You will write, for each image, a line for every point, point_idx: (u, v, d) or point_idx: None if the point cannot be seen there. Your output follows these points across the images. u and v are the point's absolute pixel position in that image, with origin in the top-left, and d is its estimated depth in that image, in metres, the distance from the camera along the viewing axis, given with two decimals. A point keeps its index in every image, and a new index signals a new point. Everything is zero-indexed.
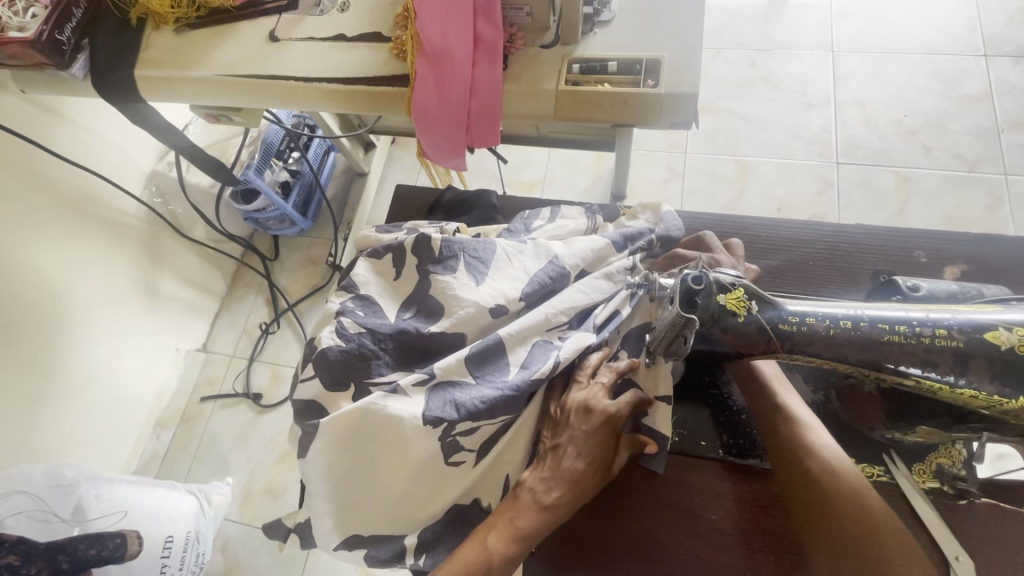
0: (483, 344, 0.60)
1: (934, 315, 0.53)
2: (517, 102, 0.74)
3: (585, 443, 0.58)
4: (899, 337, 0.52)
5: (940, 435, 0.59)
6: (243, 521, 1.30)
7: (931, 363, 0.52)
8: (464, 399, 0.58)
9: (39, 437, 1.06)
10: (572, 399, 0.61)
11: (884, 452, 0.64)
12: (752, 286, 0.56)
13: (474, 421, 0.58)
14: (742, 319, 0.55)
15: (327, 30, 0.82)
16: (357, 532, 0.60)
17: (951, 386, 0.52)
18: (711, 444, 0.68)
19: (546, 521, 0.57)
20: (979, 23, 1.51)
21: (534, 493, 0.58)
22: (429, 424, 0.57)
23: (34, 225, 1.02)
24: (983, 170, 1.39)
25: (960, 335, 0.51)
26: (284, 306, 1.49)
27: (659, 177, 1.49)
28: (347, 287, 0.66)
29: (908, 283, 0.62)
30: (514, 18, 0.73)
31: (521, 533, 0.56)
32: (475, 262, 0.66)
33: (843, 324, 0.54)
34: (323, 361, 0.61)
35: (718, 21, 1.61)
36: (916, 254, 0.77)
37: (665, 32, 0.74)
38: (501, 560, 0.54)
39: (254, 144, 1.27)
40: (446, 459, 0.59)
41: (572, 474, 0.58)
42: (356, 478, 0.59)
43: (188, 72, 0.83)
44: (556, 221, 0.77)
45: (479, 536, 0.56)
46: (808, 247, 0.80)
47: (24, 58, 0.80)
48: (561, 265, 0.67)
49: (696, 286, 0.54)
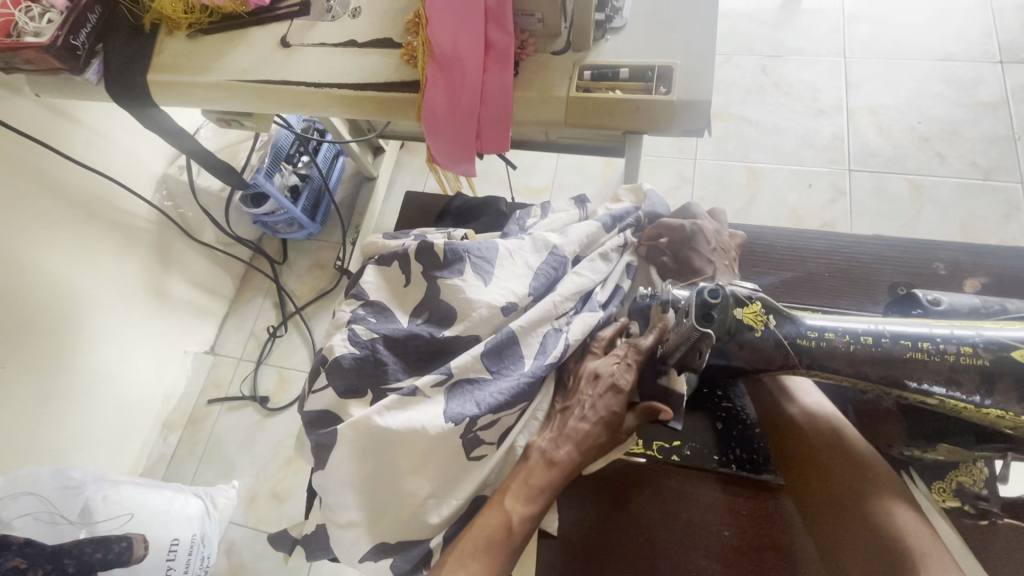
0: (496, 337, 0.60)
1: (959, 332, 0.52)
2: (529, 108, 0.73)
3: (594, 407, 0.58)
4: (922, 354, 0.51)
5: (960, 453, 0.58)
6: (248, 525, 1.30)
7: (955, 382, 0.51)
8: (485, 396, 0.57)
9: (48, 438, 1.07)
10: (585, 367, 0.61)
11: (903, 470, 0.62)
12: (770, 299, 0.54)
13: (494, 414, 0.57)
14: (759, 334, 0.53)
15: (338, 36, 0.82)
16: (380, 542, 0.57)
17: (976, 406, 0.51)
18: (724, 458, 0.67)
19: (557, 478, 0.55)
20: (994, 29, 1.50)
21: (544, 453, 0.56)
22: (452, 423, 0.56)
23: (46, 227, 1.03)
24: (998, 178, 1.37)
25: (986, 353, 0.50)
26: (292, 310, 1.50)
27: (668, 184, 1.48)
28: (356, 295, 0.65)
29: (928, 296, 0.60)
30: (524, 24, 0.72)
31: (534, 490, 0.54)
32: (480, 263, 0.64)
33: (863, 340, 0.53)
34: (336, 369, 0.60)
35: (728, 28, 1.61)
36: (937, 266, 0.76)
37: (677, 40, 0.73)
38: (520, 522, 0.53)
39: (264, 148, 1.28)
40: (467, 454, 0.57)
41: (578, 432, 0.57)
42: (374, 487, 0.57)
43: (200, 77, 0.83)
44: (549, 216, 0.74)
45: (494, 501, 0.55)
46: (822, 257, 0.79)
47: (39, 63, 0.81)
48: (563, 254, 0.66)
49: (711, 299, 0.52)
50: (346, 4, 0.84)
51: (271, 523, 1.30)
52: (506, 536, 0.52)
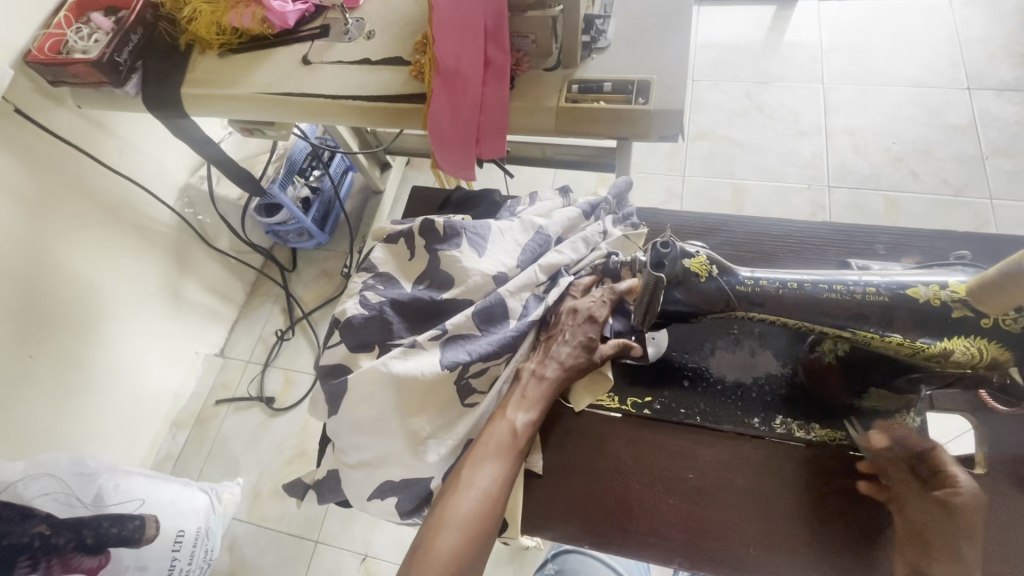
0: (487, 302, 0.66)
1: (867, 277, 0.58)
2: (523, 118, 0.82)
3: (575, 334, 0.64)
4: (836, 295, 0.57)
5: (891, 399, 0.64)
6: (251, 521, 1.35)
7: (862, 316, 0.57)
8: (475, 346, 0.64)
9: (64, 430, 1.12)
10: (564, 305, 0.68)
11: (845, 420, 0.66)
12: (712, 253, 0.61)
13: (484, 362, 0.64)
14: (704, 280, 0.60)
15: (354, 55, 0.92)
16: (385, 482, 0.62)
17: (880, 335, 0.57)
18: (689, 412, 0.69)
19: (550, 391, 0.62)
20: (962, 59, 1.61)
21: (534, 372, 0.63)
22: (447, 369, 0.62)
23: (77, 229, 1.10)
24: (969, 195, 1.45)
25: (887, 291, 0.56)
26: (299, 315, 1.57)
27: (658, 198, 1.57)
28: (367, 268, 0.72)
29: (859, 263, 0.64)
30: (519, 45, 0.81)
31: (531, 401, 0.61)
32: (476, 238, 0.71)
33: (790, 285, 0.59)
34: (348, 327, 0.66)
35: (715, 56, 1.73)
36: (875, 246, 0.78)
37: (656, 58, 0.82)
38: (524, 427, 0.60)
39: (280, 160, 1.37)
40: (462, 400, 0.64)
41: (564, 354, 0.63)
42: (380, 435, 0.62)
43: (229, 89, 0.92)
44: (536, 203, 0.81)
45: (497, 415, 0.61)
46: (795, 233, 0.81)
47: (85, 76, 0.91)
48: (547, 234, 0.73)
49: (663, 250, 0.60)
50: (362, 28, 0.94)
51: (273, 519, 1.34)
52: (514, 439, 0.59)
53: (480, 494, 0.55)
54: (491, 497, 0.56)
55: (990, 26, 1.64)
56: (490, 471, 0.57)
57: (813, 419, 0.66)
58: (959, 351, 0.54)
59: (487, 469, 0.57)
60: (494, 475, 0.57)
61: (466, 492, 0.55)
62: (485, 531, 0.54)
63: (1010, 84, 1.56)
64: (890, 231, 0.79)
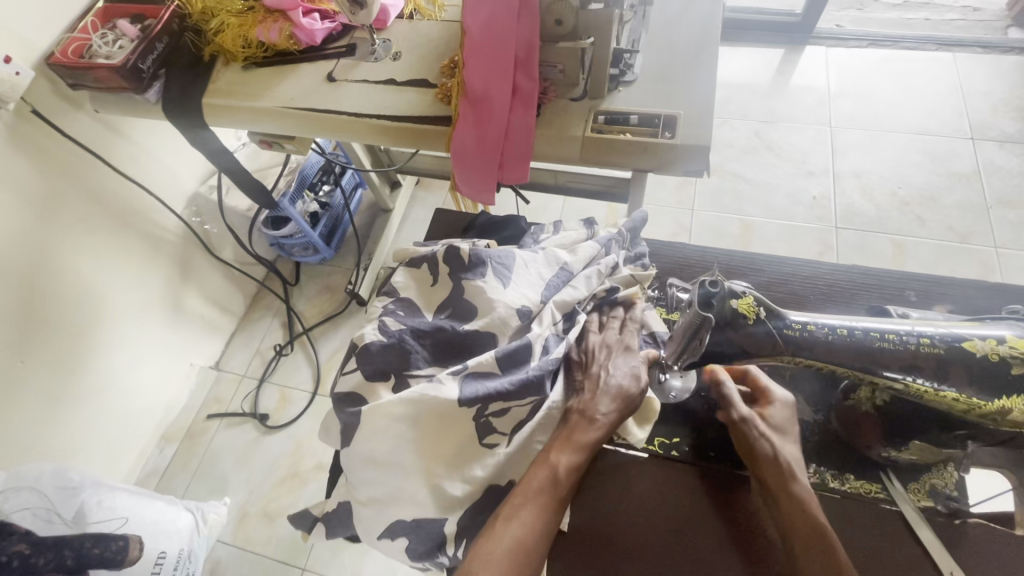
0: (511, 347, 0.63)
1: (919, 327, 0.58)
2: (547, 145, 0.82)
3: (621, 366, 0.63)
4: (888, 344, 0.57)
5: (931, 450, 0.63)
6: (236, 544, 1.29)
7: (916, 368, 0.56)
8: (494, 384, 0.61)
9: (48, 439, 1.08)
10: (591, 342, 0.67)
11: (881, 472, 0.65)
12: (761, 294, 0.60)
13: (504, 402, 0.61)
14: (752, 322, 0.59)
15: (379, 74, 0.92)
16: (399, 519, 0.60)
17: (936, 389, 0.56)
18: (719, 456, 0.68)
19: (601, 430, 0.58)
20: (965, 110, 1.65)
21: (584, 412, 0.60)
22: (463, 404, 0.60)
23: (83, 233, 1.08)
24: (974, 242, 1.47)
25: (942, 344, 0.56)
26: (299, 330, 1.54)
27: (668, 230, 1.58)
28: (388, 292, 0.71)
29: (899, 312, 0.65)
30: (547, 74, 0.82)
31: (581, 443, 0.58)
32: (501, 268, 0.70)
33: (840, 331, 0.58)
34: (365, 354, 0.65)
35: (726, 94, 1.77)
36: (908, 294, 0.78)
37: (681, 95, 0.83)
38: (566, 474, 0.56)
39: (292, 174, 1.36)
40: (480, 440, 0.61)
41: (616, 387, 0.61)
42: (396, 467, 0.60)
43: (251, 102, 0.92)
44: (560, 233, 0.80)
45: (540, 461, 0.58)
46: (826, 274, 0.81)
47: (106, 81, 0.90)
48: (571, 271, 0.72)
49: (712, 289, 0.58)
50: (388, 48, 0.95)
51: (259, 545, 1.28)
52: (556, 487, 0.55)
53: (514, 545, 0.52)
54: (525, 547, 0.52)
55: (992, 79, 1.69)
56: (525, 521, 0.53)
57: (848, 470, 0.65)
58: (1017, 409, 0.54)
59: (521, 516, 0.53)
60: (529, 525, 0.53)
61: (498, 541, 0.52)
62: None
63: (1012, 136, 1.60)
64: (921, 277, 0.79)
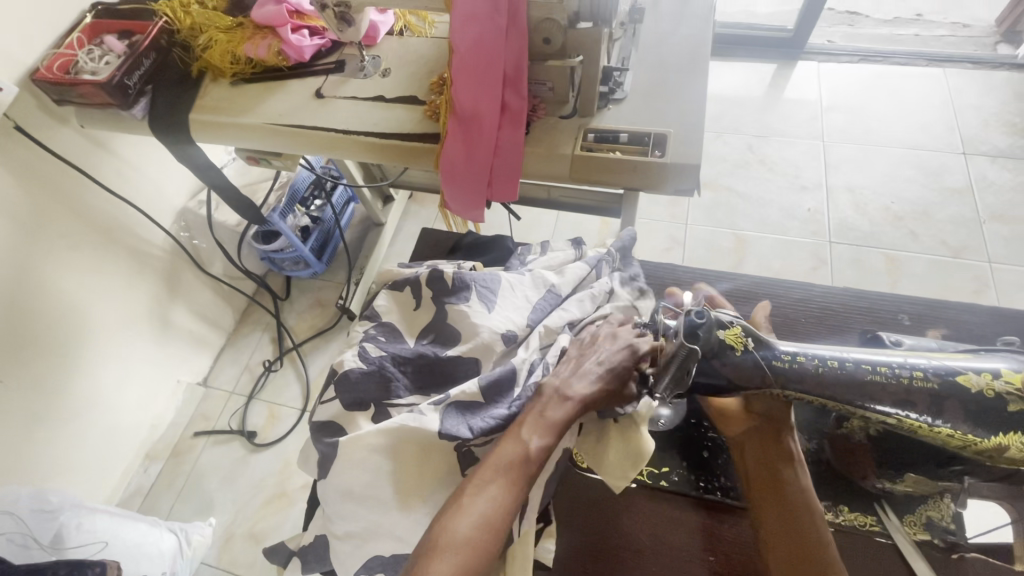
0: (495, 377, 0.61)
1: (913, 359, 0.57)
2: (537, 163, 0.81)
3: (611, 355, 0.61)
4: (881, 377, 0.56)
5: (927, 483, 0.63)
6: (221, 567, 1.26)
7: (910, 403, 0.55)
8: (478, 420, 0.58)
9: (27, 461, 1.05)
10: (603, 329, 0.65)
11: (876, 503, 0.67)
12: (748, 324, 0.60)
13: (487, 437, 0.59)
14: (739, 353, 0.58)
15: (368, 91, 0.91)
16: (378, 554, 0.58)
17: (928, 425, 0.55)
18: (710, 486, 0.69)
19: (574, 409, 0.57)
20: (957, 125, 1.66)
21: (558, 390, 0.58)
22: (445, 439, 0.57)
23: (68, 248, 1.06)
24: (968, 257, 1.46)
25: (935, 377, 0.55)
26: (289, 345, 1.52)
27: (661, 244, 1.57)
28: (370, 316, 0.69)
29: (892, 338, 0.64)
30: (537, 91, 0.82)
31: (550, 423, 0.56)
32: (486, 292, 0.69)
33: (830, 363, 0.57)
34: (344, 381, 0.63)
35: (719, 108, 1.77)
36: (902, 317, 0.77)
37: (672, 112, 0.82)
38: (538, 452, 0.54)
39: (282, 189, 1.34)
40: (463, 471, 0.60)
41: (595, 372, 0.59)
42: (375, 499, 0.58)
43: (237, 118, 0.91)
44: (547, 254, 0.79)
45: (511, 434, 0.56)
46: (818, 298, 0.80)
47: (92, 97, 0.89)
48: (559, 293, 0.71)
49: (697, 320, 0.58)
50: (377, 65, 0.94)
51: (244, 567, 1.25)
52: (524, 463, 0.54)
53: (479, 521, 0.51)
54: (491, 525, 0.51)
55: (984, 94, 1.70)
56: (491, 496, 0.52)
57: (842, 502, 0.67)
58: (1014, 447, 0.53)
59: (488, 493, 0.52)
60: (496, 500, 0.52)
61: (464, 516, 0.51)
62: (480, 562, 0.49)
63: (1004, 151, 1.60)
64: (913, 300, 0.79)
